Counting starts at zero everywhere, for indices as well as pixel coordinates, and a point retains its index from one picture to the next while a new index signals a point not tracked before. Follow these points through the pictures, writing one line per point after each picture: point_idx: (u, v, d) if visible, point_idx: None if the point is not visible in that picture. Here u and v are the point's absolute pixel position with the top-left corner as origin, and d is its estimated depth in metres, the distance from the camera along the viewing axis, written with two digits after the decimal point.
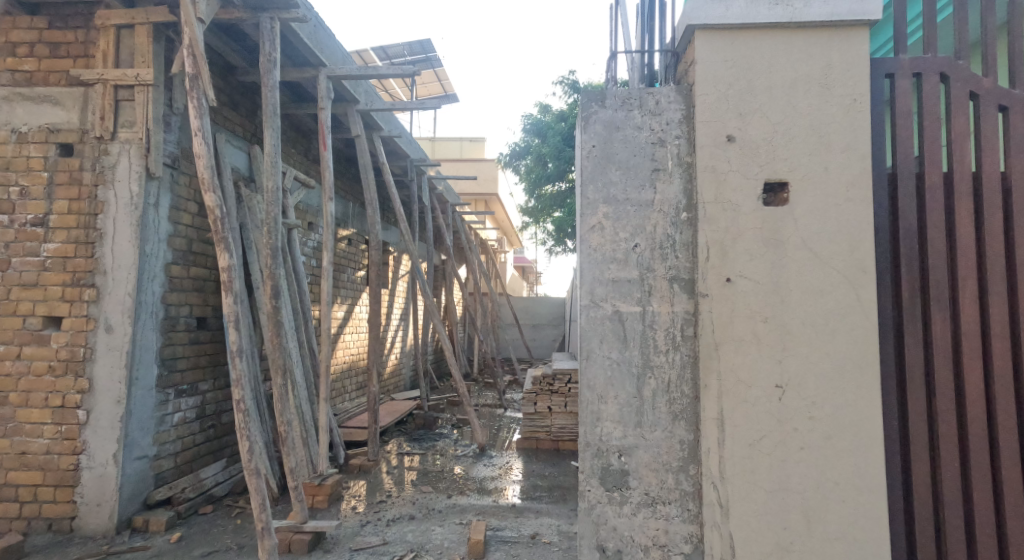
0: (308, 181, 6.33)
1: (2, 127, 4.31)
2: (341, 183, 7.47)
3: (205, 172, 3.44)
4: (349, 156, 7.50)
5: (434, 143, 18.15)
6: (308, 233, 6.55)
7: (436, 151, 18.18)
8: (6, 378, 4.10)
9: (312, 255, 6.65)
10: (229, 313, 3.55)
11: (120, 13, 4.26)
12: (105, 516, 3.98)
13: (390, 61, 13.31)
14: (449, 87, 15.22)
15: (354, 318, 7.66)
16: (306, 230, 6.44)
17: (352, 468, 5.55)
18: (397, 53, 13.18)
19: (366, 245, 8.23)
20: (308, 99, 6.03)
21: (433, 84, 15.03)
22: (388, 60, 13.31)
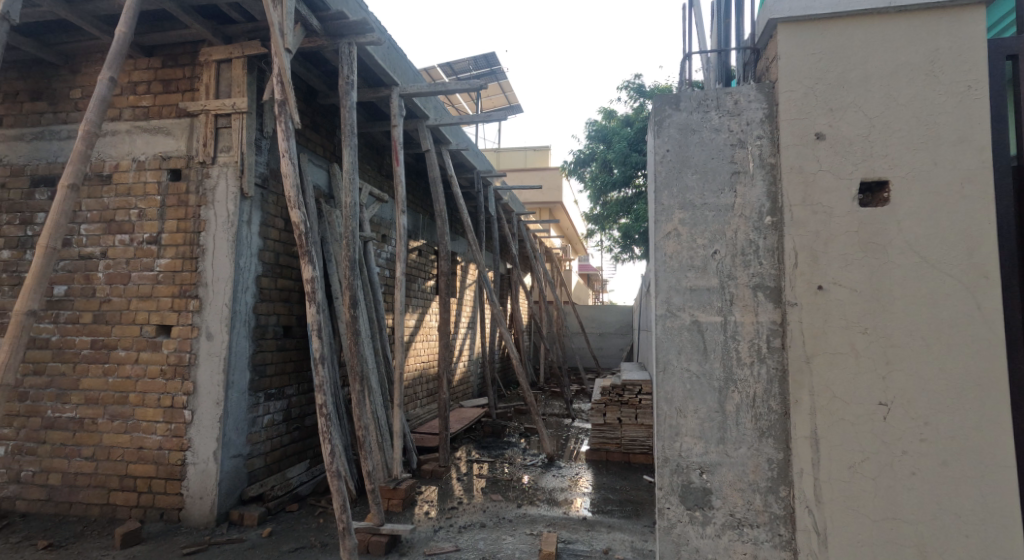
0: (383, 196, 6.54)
1: (124, 156, 4.74)
2: (412, 196, 7.67)
3: (291, 189, 3.64)
4: (420, 170, 7.68)
5: (499, 154, 18.35)
6: (382, 245, 6.74)
7: (501, 162, 18.38)
8: (125, 380, 4.47)
9: (386, 266, 6.83)
10: (312, 322, 3.71)
11: (220, 49, 4.62)
12: (207, 508, 4.24)
13: (457, 76, 13.60)
14: (514, 98, 15.35)
15: (425, 326, 7.81)
16: (380, 242, 6.65)
17: (425, 473, 5.64)
18: (463, 68, 13.44)
19: (436, 256, 8.39)
20: (382, 117, 6.24)
21: (498, 97, 15.21)
22: (454, 75, 13.63)
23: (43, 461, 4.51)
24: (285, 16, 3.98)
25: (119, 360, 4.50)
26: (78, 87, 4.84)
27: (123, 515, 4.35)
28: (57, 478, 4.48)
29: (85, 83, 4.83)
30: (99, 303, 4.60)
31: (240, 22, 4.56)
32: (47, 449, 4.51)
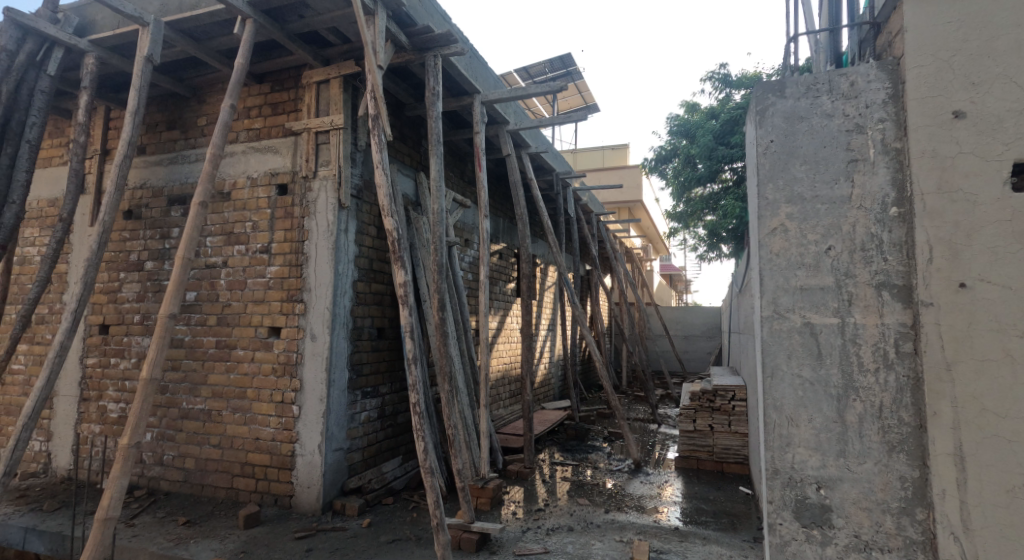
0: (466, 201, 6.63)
1: (240, 174, 5.12)
2: (492, 200, 7.72)
3: (385, 198, 3.81)
4: (500, 174, 7.73)
5: (576, 154, 18.19)
6: (466, 249, 6.81)
7: (578, 162, 18.21)
8: (244, 377, 4.83)
9: (468, 269, 6.89)
10: (405, 323, 3.82)
11: (320, 71, 4.91)
12: (313, 497, 4.48)
13: (533, 80, 13.63)
14: (591, 97, 15.14)
15: (507, 328, 7.82)
16: (463, 246, 6.72)
17: (510, 473, 5.64)
18: (539, 71, 13.45)
19: (516, 259, 8.41)
20: (464, 125, 6.33)
21: (575, 97, 15.09)
22: (531, 79, 13.68)
23: (181, 446, 4.95)
24: (377, 35, 4.14)
25: (238, 359, 4.87)
26: (204, 115, 5.32)
27: (245, 498, 4.70)
28: (192, 462, 4.90)
29: (210, 112, 5.30)
30: (222, 306, 4.99)
31: (337, 44, 4.81)
32: (183, 436, 4.96)
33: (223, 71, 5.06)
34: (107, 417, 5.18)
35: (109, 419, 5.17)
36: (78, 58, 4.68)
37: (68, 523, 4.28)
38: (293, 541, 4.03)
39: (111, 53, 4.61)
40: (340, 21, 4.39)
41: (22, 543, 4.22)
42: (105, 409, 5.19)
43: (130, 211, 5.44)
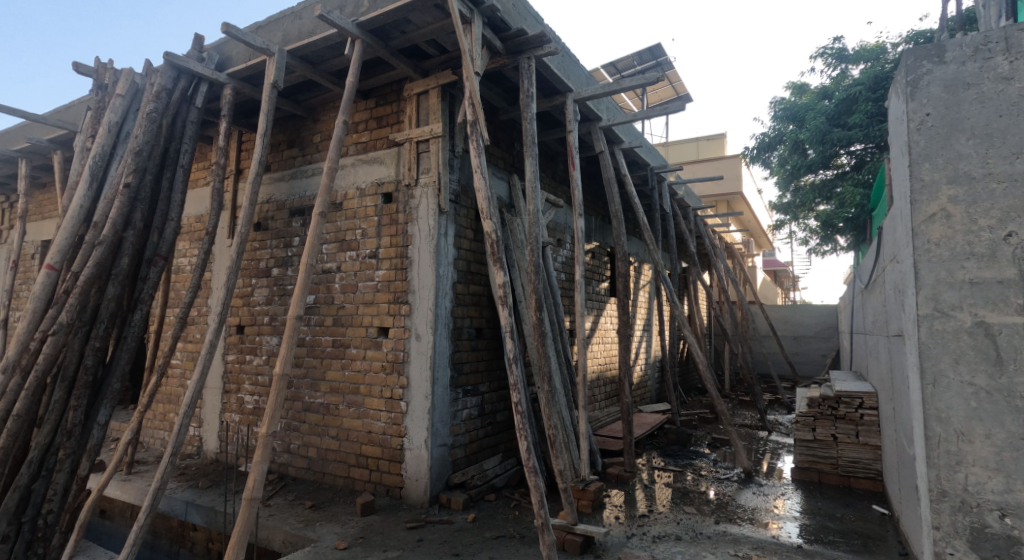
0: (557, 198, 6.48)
1: (350, 185, 5.40)
2: (585, 198, 7.55)
3: (484, 201, 3.87)
4: (593, 172, 7.56)
5: (668, 148, 17.54)
6: (558, 249, 6.61)
7: (670, 156, 17.56)
8: (357, 374, 5.08)
9: (563, 269, 6.69)
10: (505, 323, 3.83)
11: (419, 83, 5.07)
12: (421, 490, 4.62)
13: (620, 74, 13.32)
14: (683, 87, 14.43)
15: (601, 329, 7.58)
16: (556, 245, 6.55)
17: (610, 477, 5.47)
18: (626, 64, 13.12)
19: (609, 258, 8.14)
20: (555, 125, 6.23)
21: (666, 88, 14.45)
22: (619, 74, 13.38)
23: (305, 436, 5.30)
24: (473, 42, 4.19)
25: (352, 357, 5.13)
26: (319, 133, 5.68)
27: (361, 487, 4.93)
28: (314, 451, 5.23)
29: (324, 129, 5.64)
30: (336, 308, 5.29)
31: (435, 56, 4.96)
32: (307, 427, 5.30)
33: (334, 91, 5.37)
34: (244, 407, 5.67)
35: (246, 409, 5.65)
36: (217, 91, 5.17)
37: (219, 499, 4.74)
38: (405, 531, 4.16)
39: (243, 83, 5.06)
40: (439, 32, 4.51)
41: (182, 514, 4.74)
42: (243, 400, 5.68)
43: (258, 223, 5.92)
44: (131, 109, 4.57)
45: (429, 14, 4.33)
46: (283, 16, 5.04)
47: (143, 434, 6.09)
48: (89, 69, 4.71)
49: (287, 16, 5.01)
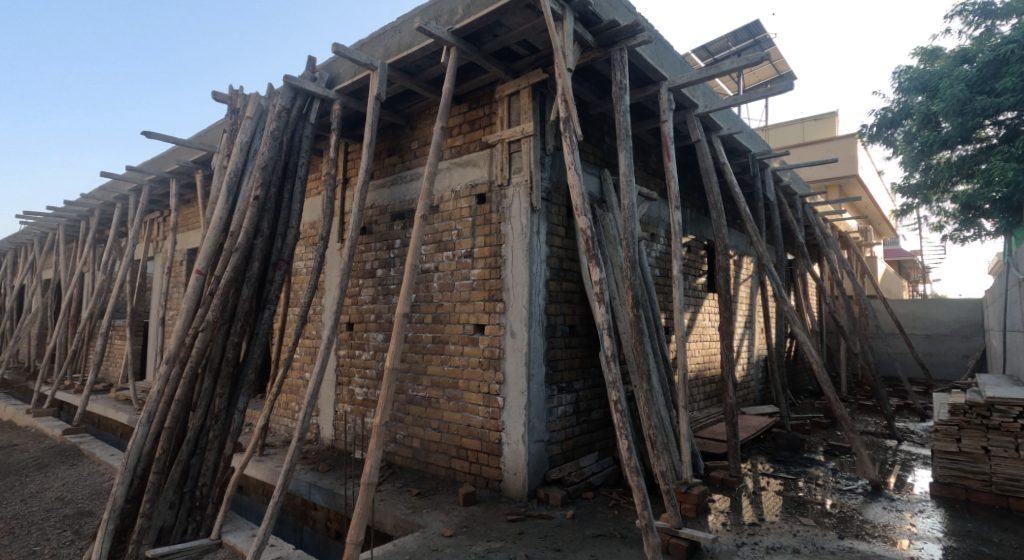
0: (651, 191, 6.36)
1: (446, 189, 5.68)
2: (681, 190, 7.37)
3: (578, 198, 3.94)
4: (688, 163, 7.35)
5: (769, 132, 16.59)
6: (651, 244, 6.46)
7: (772, 141, 16.59)
8: (455, 368, 5.35)
9: (656, 264, 6.52)
10: (602, 321, 3.89)
11: (510, 84, 5.23)
12: (520, 483, 4.78)
13: (714, 57, 12.82)
14: (785, 66, 13.59)
15: (699, 326, 7.37)
16: (650, 240, 6.43)
17: (713, 481, 5.18)
18: (719, 45, 12.62)
19: (706, 252, 7.81)
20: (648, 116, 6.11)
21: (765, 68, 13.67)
22: (711, 57, 12.90)
23: (409, 427, 5.66)
24: (566, 38, 4.26)
25: (450, 352, 5.41)
26: (417, 140, 6.01)
27: (462, 478, 5.19)
28: (418, 442, 5.56)
29: (421, 136, 5.97)
30: (435, 305, 5.60)
31: (526, 56, 5.08)
32: (411, 418, 5.66)
33: (431, 98, 5.66)
34: (355, 398, 6.14)
35: (357, 399, 6.11)
36: (328, 107, 5.64)
37: (337, 482, 5.19)
38: (507, 523, 4.34)
39: (350, 97, 5.48)
40: (530, 32, 4.64)
41: (307, 493, 5.26)
42: (354, 392, 6.15)
43: (364, 228, 6.36)
44: (258, 129, 5.09)
45: (521, 15, 4.48)
46: (384, 32, 5.41)
47: (271, 421, 6.76)
48: (224, 96, 5.30)
49: (387, 31, 5.37)
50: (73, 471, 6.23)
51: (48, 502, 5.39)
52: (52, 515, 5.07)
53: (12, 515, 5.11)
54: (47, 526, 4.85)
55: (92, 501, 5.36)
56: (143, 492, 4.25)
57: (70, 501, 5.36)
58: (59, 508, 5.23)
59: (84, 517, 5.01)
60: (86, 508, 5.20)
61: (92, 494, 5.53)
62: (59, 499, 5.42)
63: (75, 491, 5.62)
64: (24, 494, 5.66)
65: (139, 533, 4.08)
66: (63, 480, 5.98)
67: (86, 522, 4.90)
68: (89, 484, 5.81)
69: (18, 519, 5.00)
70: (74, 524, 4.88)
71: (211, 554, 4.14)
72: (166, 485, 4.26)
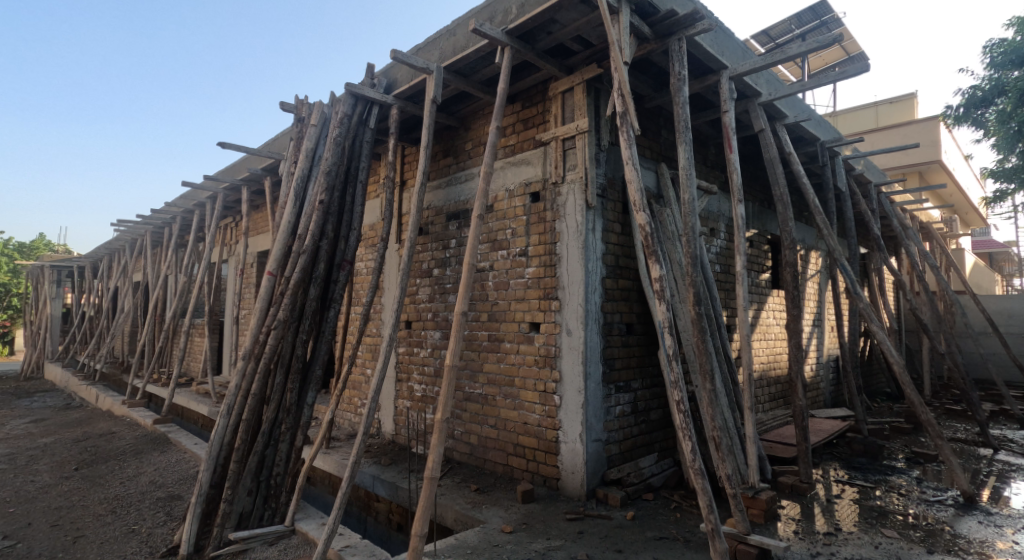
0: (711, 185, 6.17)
1: (501, 188, 5.71)
2: (743, 183, 7.12)
3: (636, 194, 3.88)
4: (751, 154, 7.10)
5: (839, 119, 15.78)
6: (711, 239, 6.26)
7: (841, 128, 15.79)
8: (511, 366, 5.38)
9: (716, 260, 6.31)
10: (662, 319, 3.82)
11: (564, 81, 5.20)
12: (578, 482, 4.77)
13: (776, 42, 12.34)
14: (854, 48, 12.91)
15: (763, 323, 7.11)
16: (710, 235, 6.24)
17: (783, 487, 4.98)
18: (781, 30, 12.14)
19: (770, 246, 7.51)
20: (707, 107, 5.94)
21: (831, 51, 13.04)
22: (772, 42, 12.42)
23: (466, 424, 5.74)
24: (622, 32, 4.20)
25: (506, 350, 5.45)
26: (471, 140, 6.08)
27: (519, 476, 5.22)
28: (475, 439, 5.64)
29: (475, 136, 6.03)
30: (491, 304, 5.65)
31: (580, 52, 5.04)
32: (468, 415, 5.74)
33: (485, 98, 5.70)
34: (414, 394, 6.27)
35: (416, 396, 6.25)
36: (386, 111, 5.79)
37: (400, 476, 5.33)
38: (566, 522, 4.33)
39: (407, 102, 5.61)
40: (585, 28, 4.60)
41: (371, 486, 5.43)
42: (413, 388, 6.29)
43: (421, 228, 6.49)
44: (322, 135, 5.28)
45: (575, 10, 4.45)
46: (439, 35, 5.49)
47: (336, 415, 7.02)
48: (291, 106, 5.52)
49: (443, 34, 5.45)
50: (163, 457, 6.68)
51: (143, 485, 5.80)
52: (146, 497, 5.45)
53: (112, 496, 5.54)
54: (142, 507, 5.22)
55: (180, 485, 5.72)
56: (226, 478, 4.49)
57: (162, 485, 5.75)
58: (152, 491, 5.62)
59: (174, 500, 5.36)
60: (175, 492, 5.56)
61: (180, 479, 5.90)
62: (151, 483, 5.83)
63: (165, 475, 6.03)
64: (122, 478, 6.11)
65: (222, 517, 4.31)
66: (155, 465, 6.42)
67: (176, 505, 5.24)
68: (177, 470, 6.21)
69: (117, 500, 5.42)
70: (165, 506, 5.23)
71: (285, 540, 4.34)
72: (244, 474, 4.49)
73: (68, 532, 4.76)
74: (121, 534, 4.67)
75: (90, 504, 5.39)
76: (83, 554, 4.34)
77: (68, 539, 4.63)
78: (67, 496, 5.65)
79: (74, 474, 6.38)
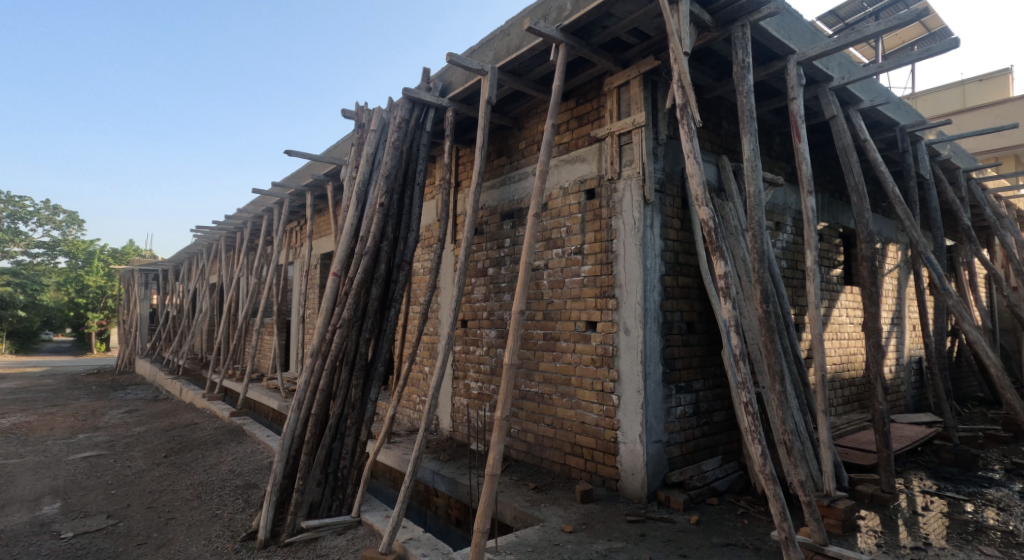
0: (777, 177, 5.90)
1: (556, 186, 5.67)
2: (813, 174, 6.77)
3: (698, 188, 3.75)
4: (821, 143, 6.73)
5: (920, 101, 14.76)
6: (776, 233, 5.97)
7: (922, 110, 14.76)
8: (568, 365, 5.33)
9: (782, 256, 6.02)
10: (729, 318, 3.68)
11: (619, 75, 5.10)
12: (638, 484, 4.66)
13: (845, 22, 11.68)
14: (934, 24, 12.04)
15: (835, 321, 6.74)
16: (775, 229, 5.97)
17: (862, 496, 4.70)
18: (851, 9, 11.49)
19: (841, 239, 7.11)
20: (772, 95, 5.67)
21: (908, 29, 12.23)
22: (841, 22, 11.78)
23: (523, 422, 5.74)
24: (681, 21, 4.05)
25: (563, 349, 5.40)
26: (524, 139, 6.06)
27: (577, 475, 5.16)
28: (531, 437, 5.63)
29: (529, 135, 6.00)
30: (547, 302, 5.62)
31: (636, 45, 4.92)
32: (524, 413, 5.73)
33: (539, 96, 5.66)
34: (471, 392, 6.32)
35: (472, 393, 6.29)
36: (441, 114, 5.85)
37: (459, 472, 5.38)
38: (627, 524, 4.25)
39: (462, 104, 5.65)
40: (642, 19, 4.47)
41: (431, 480, 5.51)
42: (469, 386, 6.34)
43: (476, 228, 6.53)
44: (382, 140, 5.39)
45: (632, 2, 4.33)
46: (493, 36, 5.50)
47: (397, 411, 7.18)
48: (352, 113, 5.67)
49: (497, 35, 5.46)
50: (240, 448, 7.03)
51: (223, 473, 6.12)
52: (226, 484, 5.75)
53: (196, 483, 5.87)
54: (223, 494, 5.51)
55: (256, 474, 6.00)
56: (297, 469, 4.66)
57: (240, 473, 6.05)
58: (231, 479, 5.91)
59: (251, 488, 5.61)
60: (252, 480, 5.83)
61: (256, 468, 6.19)
62: (230, 471, 6.13)
63: (242, 465, 6.33)
64: (204, 465, 6.48)
65: (295, 506, 4.48)
66: (233, 455, 6.76)
67: (253, 493, 5.49)
68: (253, 459, 6.52)
69: (201, 487, 5.74)
70: (243, 493, 5.49)
71: (352, 530, 4.50)
72: (313, 465, 4.66)
73: (161, 514, 5.10)
74: (205, 518, 4.94)
75: (178, 489, 5.74)
76: (174, 535, 4.63)
77: (161, 520, 4.95)
78: (158, 481, 6.03)
79: (164, 460, 6.82)
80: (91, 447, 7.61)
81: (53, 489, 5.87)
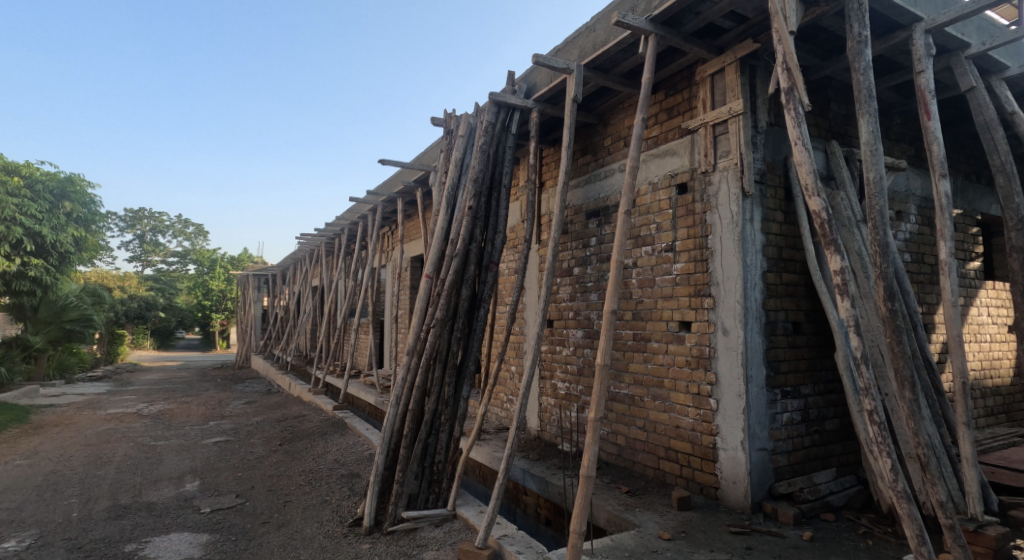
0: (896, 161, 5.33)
1: (644, 182, 5.46)
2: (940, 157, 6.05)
3: (808, 176, 3.42)
4: (948, 123, 6.01)
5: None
6: (898, 224, 5.39)
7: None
8: (660, 367, 5.11)
9: (905, 249, 5.43)
10: (847, 318, 3.33)
11: (713, 63, 4.81)
12: (741, 493, 4.36)
13: None
14: None
15: (971, 321, 5.98)
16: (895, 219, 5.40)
17: (1015, 521, 4.10)
18: None
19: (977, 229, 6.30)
20: (891, 71, 5.12)
21: None
22: None
23: (613, 424, 5.58)
24: None
25: (654, 351, 5.18)
26: (609, 135, 5.89)
27: (672, 481, 4.93)
28: (622, 439, 5.46)
29: (615, 130, 5.82)
30: (636, 302, 5.43)
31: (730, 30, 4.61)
32: (614, 416, 5.57)
33: (626, 91, 5.48)
34: (558, 392, 6.24)
35: (560, 394, 6.21)
36: (526, 115, 5.82)
37: (550, 472, 5.31)
38: (731, 535, 3.99)
39: (547, 104, 5.58)
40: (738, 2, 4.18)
41: (521, 479, 5.48)
42: (556, 386, 6.26)
43: (562, 227, 6.43)
44: (469, 144, 5.44)
45: None
46: (578, 33, 5.39)
47: (487, 410, 7.24)
48: (440, 120, 5.77)
49: (582, 32, 5.34)
50: (343, 439, 7.39)
51: (329, 462, 6.45)
52: (333, 473, 6.04)
53: (307, 470, 6.23)
54: (331, 481, 5.79)
55: (359, 464, 6.26)
56: (397, 461, 4.78)
57: (345, 463, 6.34)
58: (337, 468, 6.21)
59: (354, 477, 5.85)
60: (356, 470, 6.08)
61: (359, 458, 6.46)
62: (336, 461, 6.45)
63: (346, 455, 6.64)
64: (313, 454, 6.86)
65: (395, 497, 4.60)
66: (337, 445, 7.11)
67: (357, 481, 5.72)
68: (356, 450, 6.81)
69: (311, 474, 6.07)
70: (348, 481, 5.73)
71: (448, 523, 4.57)
72: (411, 459, 4.76)
73: (279, 496, 5.44)
74: (317, 503, 5.21)
75: (292, 475, 6.11)
76: (291, 516, 4.91)
77: (279, 502, 5.29)
78: (275, 466, 6.46)
79: (280, 448, 7.29)
80: (219, 433, 8.30)
81: (192, 468, 6.45)
